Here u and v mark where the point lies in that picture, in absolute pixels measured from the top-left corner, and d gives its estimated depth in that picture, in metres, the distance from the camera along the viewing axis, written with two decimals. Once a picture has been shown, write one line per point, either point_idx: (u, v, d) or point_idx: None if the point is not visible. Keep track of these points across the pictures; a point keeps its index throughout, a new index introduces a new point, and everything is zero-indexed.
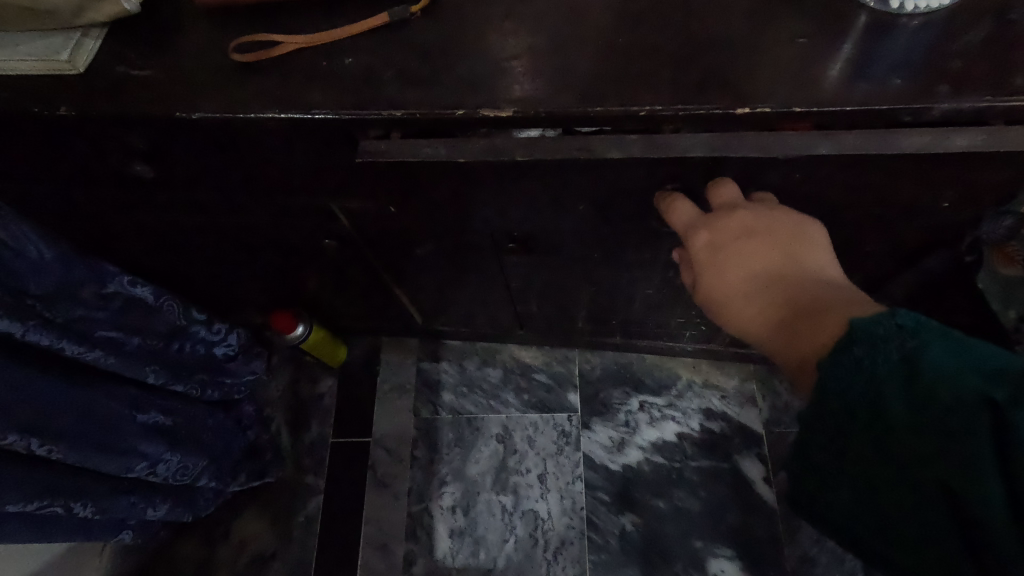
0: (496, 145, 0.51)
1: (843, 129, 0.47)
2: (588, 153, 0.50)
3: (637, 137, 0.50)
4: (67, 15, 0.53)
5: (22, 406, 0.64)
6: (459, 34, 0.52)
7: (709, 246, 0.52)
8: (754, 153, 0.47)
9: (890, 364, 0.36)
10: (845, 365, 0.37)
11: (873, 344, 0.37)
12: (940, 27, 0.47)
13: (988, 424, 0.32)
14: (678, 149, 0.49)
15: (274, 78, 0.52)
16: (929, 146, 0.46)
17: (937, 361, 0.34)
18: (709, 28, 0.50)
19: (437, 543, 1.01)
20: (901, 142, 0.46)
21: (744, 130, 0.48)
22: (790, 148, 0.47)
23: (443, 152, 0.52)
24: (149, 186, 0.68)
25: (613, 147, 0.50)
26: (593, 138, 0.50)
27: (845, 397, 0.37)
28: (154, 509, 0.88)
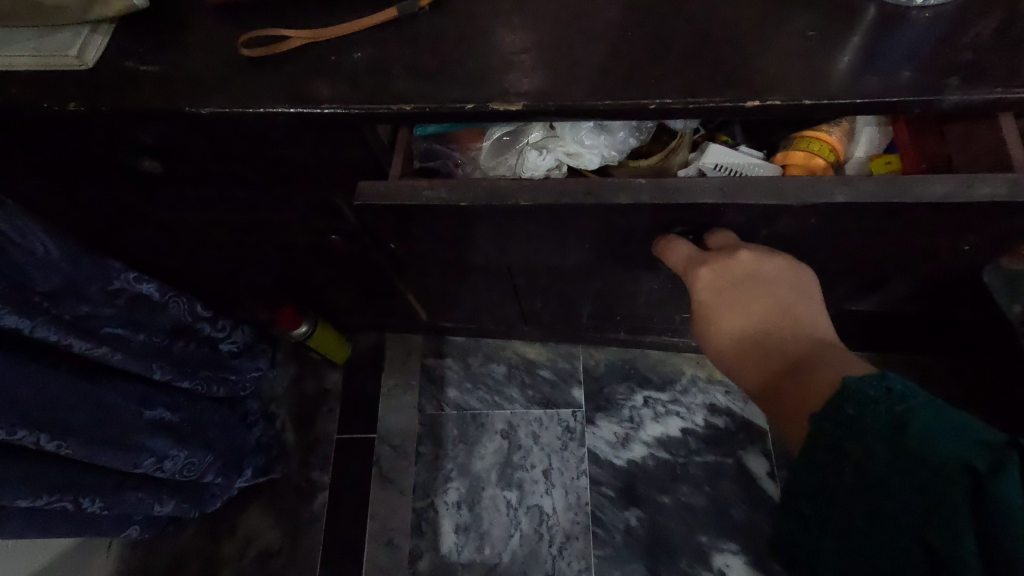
0: (498, 189, 0.53)
1: (860, 176, 0.48)
2: (595, 197, 0.51)
3: (646, 182, 0.51)
4: (77, 12, 0.53)
5: (34, 402, 0.65)
6: (467, 29, 0.53)
7: (709, 285, 0.55)
8: (767, 198, 0.48)
9: (880, 421, 0.37)
10: (838, 420, 0.40)
11: (866, 402, 0.39)
12: (949, 20, 0.47)
13: (965, 486, 0.31)
14: (688, 195, 0.50)
15: (282, 72, 0.53)
16: (951, 195, 0.46)
17: (926, 425, 0.35)
18: (716, 21, 0.50)
19: (443, 538, 1.01)
20: (924, 190, 0.46)
21: (758, 178, 0.49)
22: (803, 195, 0.48)
23: (443, 194, 0.54)
24: (156, 182, 0.68)
25: (620, 193, 0.51)
26: (603, 182, 0.52)
27: (835, 449, 0.39)
28: (160, 505, 0.88)
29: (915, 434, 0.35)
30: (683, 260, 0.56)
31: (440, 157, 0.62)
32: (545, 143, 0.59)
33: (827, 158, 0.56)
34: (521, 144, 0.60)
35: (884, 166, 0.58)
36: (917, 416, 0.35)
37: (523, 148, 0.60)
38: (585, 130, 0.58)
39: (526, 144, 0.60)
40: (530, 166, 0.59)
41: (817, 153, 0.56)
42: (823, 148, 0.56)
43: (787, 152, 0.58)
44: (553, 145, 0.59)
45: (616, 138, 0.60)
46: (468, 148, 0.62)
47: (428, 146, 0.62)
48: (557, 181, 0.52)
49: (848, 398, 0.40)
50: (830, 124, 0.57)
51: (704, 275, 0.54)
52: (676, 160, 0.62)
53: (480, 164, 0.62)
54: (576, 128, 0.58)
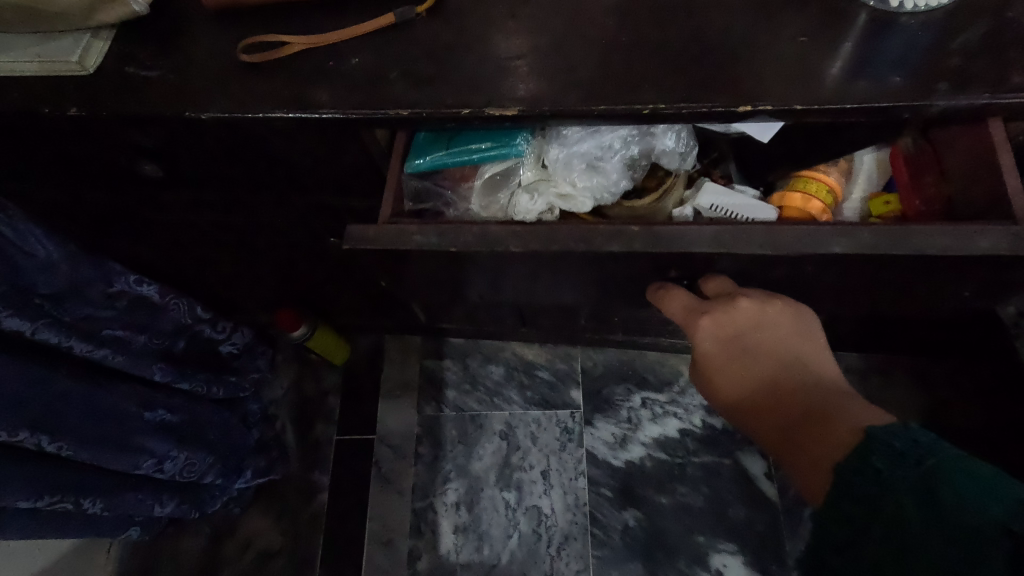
0: (487, 234, 0.53)
1: (858, 227, 0.48)
2: (584, 244, 0.51)
3: (638, 229, 0.51)
4: (78, 18, 0.54)
5: (36, 403, 0.66)
6: (464, 34, 0.53)
7: (710, 332, 0.55)
8: (762, 248, 0.49)
9: (910, 475, 0.37)
10: (866, 473, 0.40)
11: (892, 454, 0.39)
12: (939, 26, 0.48)
13: (1001, 545, 0.32)
14: (680, 245, 0.50)
15: (281, 77, 0.53)
16: (952, 248, 0.46)
17: (956, 482, 0.35)
18: (710, 27, 0.50)
19: (441, 539, 1.02)
20: (923, 243, 0.47)
21: (753, 228, 0.49)
22: (798, 248, 0.48)
23: (434, 240, 0.53)
24: (156, 185, 0.69)
25: (614, 240, 0.51)
26: (600, 228, 0.52)
27: (862, 501, 0.39)
28: (161, 506, 0.89)
29: (951, 490, 0.35)
30: (681, 308, 0.56)
31: (433, 199, 0.64)
32: (536, 186, 0.60)
33: (823, 200, 0.60)
34: (513, 187, 0.61)
35: (884, 206, 0.61)
36: (950, 472, 0.36)
37: (515, 191, 0.60)
38: (577, 172, 0.59)
39: (518, 187, 0.60)
40: (523, 210, 0.59)
41: (813, 194, 0.60)
42: (819, 188, 0.60)
43: (782, 193, 0.62)
44: (543, 189, 0.60)
45: (609, 181, 0.60)
46: (464, 184, 0.63)
47: (423, 186, 0.63)
48: (551, 227, 0.52)
49: (876, 451, 0.40)
50: (828, 165, 0.61)
51: (704, 323, 0.54)
52: (670, 201, 0.63)
53: (472, 204, 0.63)
54: (568, 169, 0.59)
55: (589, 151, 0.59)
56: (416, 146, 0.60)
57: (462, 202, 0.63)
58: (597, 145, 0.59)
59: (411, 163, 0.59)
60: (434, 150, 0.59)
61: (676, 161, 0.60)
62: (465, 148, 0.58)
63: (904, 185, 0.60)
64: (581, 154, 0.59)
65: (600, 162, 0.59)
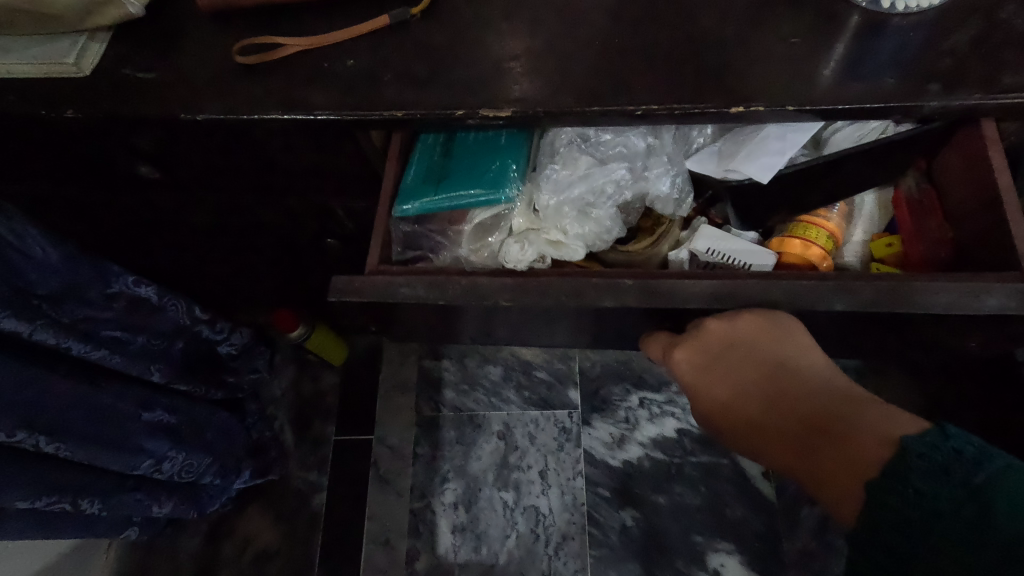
0: (476, 288, 0.53)
1: (858, 282, 0.48)
2: (575, 299, 0.52)
3: (632, 282, 0.52)
4: (74, 20, 0.54)
5: (34, 403, 0.66)
6: (459, 36, 0.53)
7: (691, 365, 0.53)
8: (757, 298, 0.50)
9: (958, 494, 0.36)
10: (904, 490, 0.37)
11: (932, 466, 0.37)
12: (931, 26, 0.48)
13: None
14: (676, 300, 0.50)
15: (276, 79, 0.53)
16: (956, 305, 0.45)
17: (1011, 502, 0.34)
18: (704, 27, 0.51)
19: (440, 539, 1.02)
20: (927, 300, 0.46)
21: (750, 282, 0.50)
22: (795, 301, 0.49)
23: (421, 292, 0.53)
24: (155, 187, 0.69)
25: (606, 294, 0.51)
26: (596, 280, 0.52)
27: (904, 520, 0.36)
28: (160, 506, 0.89)
29: (1009, 512, 0.34)
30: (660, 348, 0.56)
31: (422, 243, 0.61)
32: (526, 236, 0.59)
33: (823, 246, 0.60)
34: (506, 235, 0.60)
35: (885, 248, 0.60)
36: (1002, 490, 0.35)
37: (504, 241, 0.59)
38: (569, 219, 0.60)
39: (509, 233, 0.60)
40: (513, 257, 0.58)
41: (813, 241, 0.59)
42: (820, 235, 0.60)
43: (782, 238, 0.61)
44: (533, 238, 0.59)
45: (601, 228, 0.60)
46: (452, 227, 0.60)
47: (412, 230, 0.61)
48: (542, 281, 0.53)
49: (912, 466, 0.38)
50: (828, 210, 0.61)
51: (681, 356, 0.53)
52: (665, 244, 0.64)
53: (463, 248, 0.61)
54: (560, 216, 0.60)
55: (582, 198, 0.60)
56: (404, 190, 0.58)
57: (451, 246, 0.61)
58: (590, 192, 0.60)
59: (400, 208, 0.58)
60: (424, 194, 0.58)
61: (671, 207, 0.62)
62: (454, 194, 0.57)
63: (908, 232, 0.59)
64: (573, 200, 0.60)
65: (592, 209, 0.60)
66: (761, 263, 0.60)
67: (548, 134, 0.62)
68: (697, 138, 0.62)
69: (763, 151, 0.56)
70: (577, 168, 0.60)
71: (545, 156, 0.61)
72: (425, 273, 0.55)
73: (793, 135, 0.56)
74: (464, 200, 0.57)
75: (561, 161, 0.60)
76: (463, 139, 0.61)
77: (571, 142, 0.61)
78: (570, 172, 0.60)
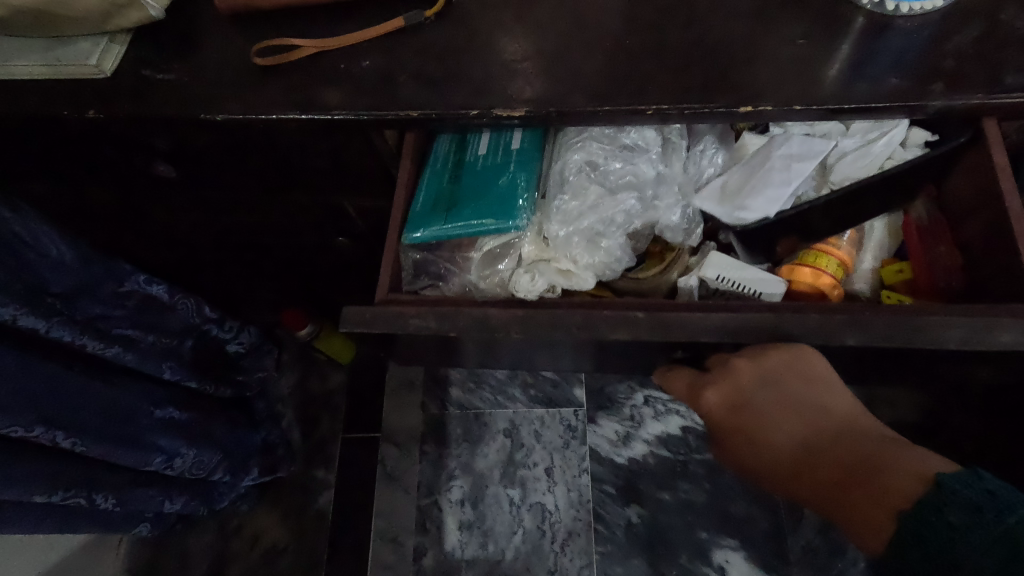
0: (486, 319, 0.52)
1: (870, 317, 0.47)
2: (587, 330, 0.51)
3: (642, 315, 0.50)
4: (95, 22, 0.55)
5: (50, 399, 0.67)
6: (471, 37, 0.55)
7: (720, 403, 0.53)
8: (767, 335, 0.48)
9: (993, 535, 0.36)
10: (937, 525, 0.38)
11: (968, 507, 0.38)
12: (934, 27, 0.49)
13: None
14: (687, 334, 0.49)
15: (293, 79, 0.55)
16: (970, 340, 0.45)
17: None
18: (711, 30, 0.52)
19: (447, 535, 1.03)
20: (939, 335, 0.45)
21: (763, 316, 0.48)
22: (810, 337, 0.48)
23: (430, 323, 0.52)
24: (169, 186, 0.70)
25: (618, 327, 0.50)
26: (603, 314, 0.51)
27: (935, 556, 0.38)
28: (171, 502, 0.90)
29: None
30: (685, 386, 0.56)
31: (430, 271, 0.61)
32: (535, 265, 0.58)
33: (833, 274, 0.58)
34: (514, 266, 0.59)
35: (896, 274, 0.59)
36: None
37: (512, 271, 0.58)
38: (579, 249, 0.58)
39: (519, 261, 0.59)
40: (524, 287, 0.56)
41: (824, 269, 0.58)
42: (831, 264, 0.58)
43: (792, 266, 0.59)
44: (543, 269, 0.58)
45: (611, 258, 0.59)
46: (462, 253, 0.60)
47: (421, 257, 0.61)
48: (550, 314, 0.51)
49: (948, 504, 0.38)
50: (839, 237, 0.59)
51: (711, 397, 0.53)
52: (674, 272, 0.62)
53: (471, 274, 0.60)
54: (569, 245, 0.58)
55: (591, 227, 0.59)
56: (413, 218, 0.59)
57: (461, 272, 0.60)
58: (599, 221, 0.59)
59: (409, 236, 0.58)
60: (435, 222, 0.58)
61: (681, 237, 0.62)
62: (465, 222, 0.57)
63: (916, 258, 0.57)
64: (582, 230, 0.59)
65: (601, 239, 0.59)
66: (771, 291, 0.57)
67: (556, 163, 0.61)
68: (708, 170, 0.63)
69: (767, 184, 0.59)
70: (586, 199, 0.59)
71: (554, 185, 0.60)
72: (436, 304, 0.54)
73: (797, 165, 0.59)
74: (472, 227, 0.57)
75: (569, 192, 0.59)
76: (472, 167, 0.60)
77: (579, 172, 0.60)
78: (579, 202, 0.59)
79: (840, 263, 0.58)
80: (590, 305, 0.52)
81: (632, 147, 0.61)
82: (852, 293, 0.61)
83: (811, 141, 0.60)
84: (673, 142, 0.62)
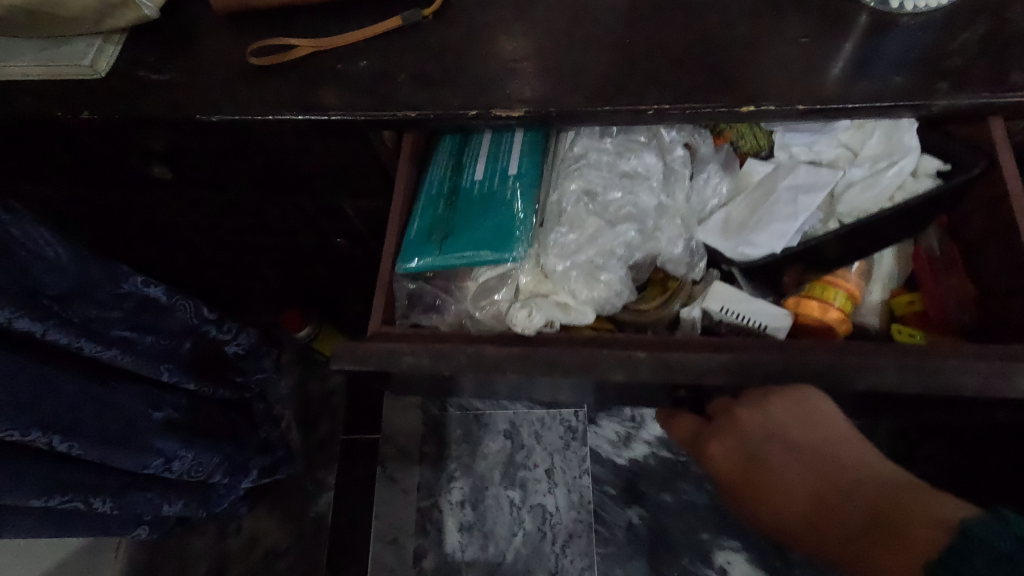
0: (483, 360, 0.49)
1: (889, 353, 0.45)
2: (587, 372, 0.48)
3: (644, 355, 0.48)
4: (89, 22, 0.54)
5: (47, 401, 0.66)
6: (470, 37, 0.54)
7: (724, 455, 0.51)
8: (777, 371, 0.46)
9: None
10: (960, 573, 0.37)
11: (996, 557, 0.36)
12: (940, 25, 0.48)
13: None
14: (692, 376, 0.47)
15: (290, 80, 0.54)
16: (996, 377, 0.43)
17: None
18: (712, 29, 0.51)
19: (447, 536, 1.04)
20: (967, 371, 0.43)
21: (769, 355, 0.46)
22: (821, 377, 0.45)
23: (426, 363, 0.50)
24: (165, 187, 0.69)
25: (620, 368, 0.47)
26: (606, 353, 0.48)
27: None
28: (169, 505, 0.90)
29: None
30: (690, 433, 0.54)
31: (425, 300, 0.59)
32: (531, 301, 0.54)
33: (841, 308, 0.55)
34: (511, 297, 0.57)
35: (907, 306, 0.57)
36: None
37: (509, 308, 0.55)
38: (577, 284, 0.56)
39: (517, 293, 0.57)
40: (521, 320, 0.52)
41: (832, 303, 0.55)
42: (839, 296, 0.56)
43: (798, 298, 0.57)
44: (540, 303, 0.54)
45: (610, 293, 0.56)
46: (458, 283, 0.59)
47: (416, 287, 0.59)
48: (551, 352, 0.49)
49: (971, 551, 0.37)
50: (848, 268, 0.57)
51: (716, 450, 0.51)
52: (676, 304, 0.59)
53: (468, 304, 0.59)
54: (568, 279, 0.56)
55: (590, 261, 0.57)
56: (406, 246, 0.56)
57: (456, 300, 0.59)
58: (598, 254, 0.57)
59: (401, 265, 0.55)
60: (428, 252, 0.56)
61: (682, 269, 0.59)
62: (462, 252, 0.55)
63: (928, 288, 0.56)
64: (580, 263, 0.57)
65: (601, 273, 0.57)
66: (777, 325, 0.54)
67: (553, 193, 0.59)
68: (712, 200, 0.61)
69: (773, 219, 0.57)
70: (585, 230, 0.57)
71: (552, 217, 0.58)
72: (431, 341, 0.51)
73: (804, 198, 0.57)
74: (468, 258, 0.55)
75: (567, 223, 0.58)
76: (468, 193, 0.58)
77: (577, 201, 0.59)
78: (576, 235, 0.57)
79: (849, 297, 0.56)
80: (590, 342, 0.50)
81: (633, 174, 0.60)
82: (862, 326, 0.58)
83: (818, 171, 0.59)
84: (676, 170, 0.61)
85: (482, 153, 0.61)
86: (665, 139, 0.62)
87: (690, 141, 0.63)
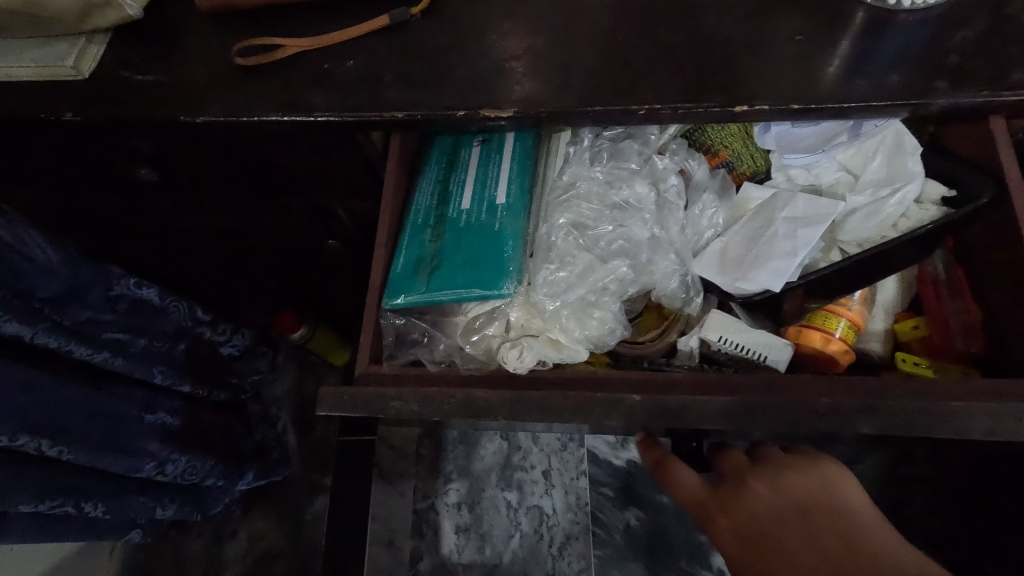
0: (473, 402, 0.47)
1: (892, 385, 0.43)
2: (581, 417, 0.45)
3: (640, 398, 0.45)
4: (72, 22, 0.54)
5: (34, 404, 0.65)
6: (459, 35, 0.53)
7: (727, 528, 0.50)
8: (776, 400, 0.43)
9: None
10: None
11: None
12: (937, 22, 0.48)
13: None
14: (688, 421, 0.44)
15: (276, 80, 0.53)
16: (1001, 386, 0.42)
17: None
18: (706, 27, 0.50)
19: (444, 539, 1.02)
20: (973, 386, 0.42)
21: (768, 396, 0.43)
22: (820, 420, 0.42)
23: (415, 406, 0.48)
24: (154, 189, 0.69)
25: (613, 413, 0.45)
26: (597, 397, 0.46)
27: None
28: (163, 508, 0.89)
29: None
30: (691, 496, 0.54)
31: (414, 334, 0.58)
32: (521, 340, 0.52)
33: (843, 337, 0.54)
34: (502, 333, 0.55)
35: (912, 332, 0.56)
36: None
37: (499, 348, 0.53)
38: (570, 322, 0.54)
39: (507, 330, 0.54)
40: (512, 361, 0.51)
41: (834, 334, 0.54)
42: (840, 326, 0.54)
43: (799, 328, 0.55)
44: (532, 342, 0.52)
45: (604, 331, 0.55)
46: (446, 318, 0.57)
47: (404, 322, 0.58)
48: (542, 394, 0.47)
49: None
50: (849, 296, 0.55)
51: (720, 523, 0.50)
52: (672, 334, 0.59)
53: (456, 339, 0.57)
54: (558, 318, 0.54)
55: (582, 298, 0.55)
56: (391, 283, 0.55)
57: (445, 336, 0.57)
58: (590, 290, 0.56)
59: (388, 302, 0.54)
60: (413, 288, 0.54)
61: (677, 304, 0.59)
62: (448, 287, 0.53)
63: (934, 314, 0.55)
64: (571, 301, 0.55)
65: (594, 309, 0.55)
66: (777, 356, 0.53)
67: (542, 226, 0.58)
68: (707, 231, 0.60)
69: (772, 256, 0.55)
70: (575, 267, 0.56)
71: (541, 253, 0.56)
72: (420, 382, 0.50)
73: (803, 231, 0.55)
74: (457, 294, 0.52)
75: (557, 259, 0.56)
76: (454, 224, 0.56)
77: (567, 235, 0.57)
78: (567, 272, 0.56)
79: (851, 326, 0.54)
80: (578, 386, 0.48)
81: (623, 206, 0.59)
82: (866, 353, 0.57)
83: (818, 202, 0.56)
84: (669, 201, 0.59)
85: (469, 180, 0.59)
86: (658, 166, 0.60)
87: (684, 166, 0.60)
